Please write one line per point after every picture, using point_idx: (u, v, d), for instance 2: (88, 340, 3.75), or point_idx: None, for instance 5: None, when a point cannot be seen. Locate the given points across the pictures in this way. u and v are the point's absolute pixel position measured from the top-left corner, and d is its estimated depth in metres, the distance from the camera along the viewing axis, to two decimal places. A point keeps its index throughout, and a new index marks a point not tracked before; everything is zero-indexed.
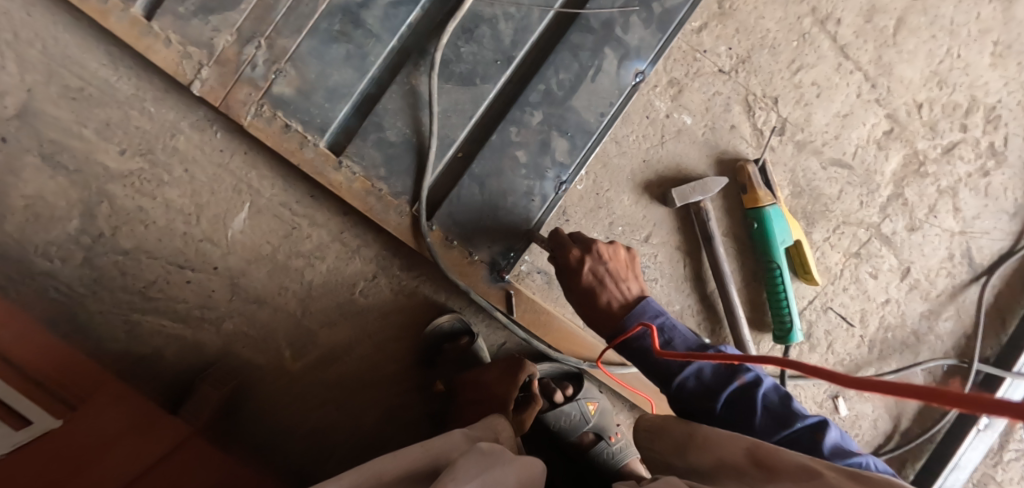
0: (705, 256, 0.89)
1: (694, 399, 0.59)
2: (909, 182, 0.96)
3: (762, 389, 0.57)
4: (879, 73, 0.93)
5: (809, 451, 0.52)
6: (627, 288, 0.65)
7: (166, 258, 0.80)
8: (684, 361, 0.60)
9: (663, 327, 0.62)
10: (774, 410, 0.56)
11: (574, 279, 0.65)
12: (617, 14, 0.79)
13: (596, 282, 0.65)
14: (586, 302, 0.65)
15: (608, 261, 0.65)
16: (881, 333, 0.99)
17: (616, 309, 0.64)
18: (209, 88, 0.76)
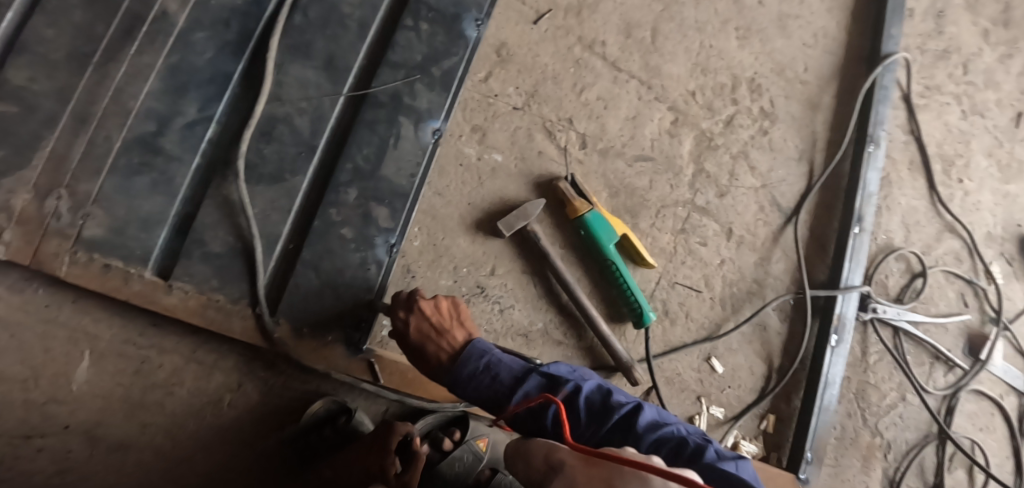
0: (549, 272, 0.96)
1: (527, 421, 0.61)
2: (705, 156, 1.11)
3: (583, 394, 0.61)
4: (650, 76, 1.09)
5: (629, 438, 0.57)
6: (451, 339, 0.66)
7: (8, 432, 0.78)
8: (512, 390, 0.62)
9: (489, 365, 0.64)
10: (595, 409, 0.60)
11: (404, 341, 0.67)
12: (401, 85, 0.88)
13: (422, 340, 0.66)
14: (419, 359, 0.67)
15: (431, 316, 0.67)
16: (727, 290, 1.12)
17: (445, 361, 0.65)
18: (15, 249, 0.75)
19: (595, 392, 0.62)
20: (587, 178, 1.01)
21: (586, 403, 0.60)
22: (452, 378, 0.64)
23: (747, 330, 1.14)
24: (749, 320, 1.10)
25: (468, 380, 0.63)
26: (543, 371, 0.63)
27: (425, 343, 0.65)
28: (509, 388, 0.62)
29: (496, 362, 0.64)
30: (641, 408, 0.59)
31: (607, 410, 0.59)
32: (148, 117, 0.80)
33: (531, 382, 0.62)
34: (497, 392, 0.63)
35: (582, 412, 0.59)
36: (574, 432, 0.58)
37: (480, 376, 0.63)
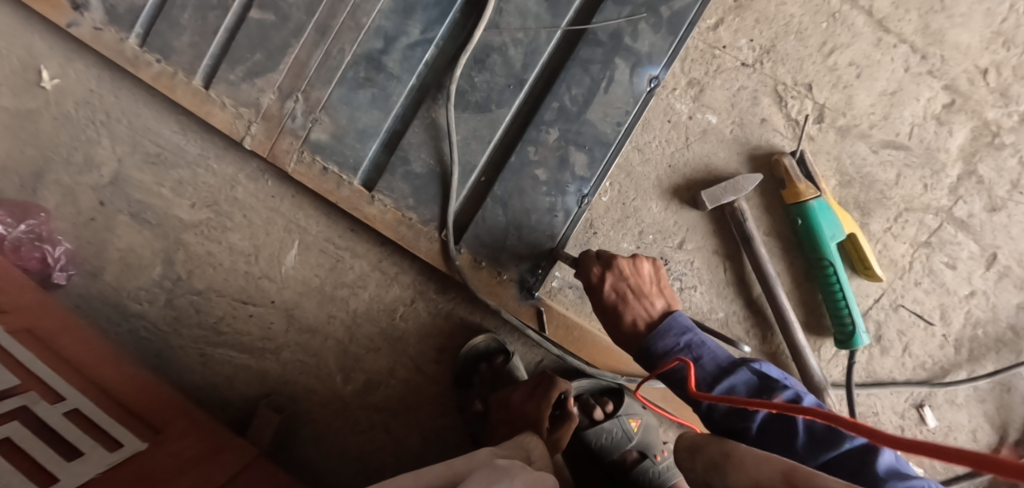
0: (745, 258, 0.84)
1: (727, 419, 0.58)
2: (982, 156, 0.87)
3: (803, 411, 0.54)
4: (928, 42, 0.85)
5: (859, 475, 0.48)
6: (650, 305, 0.68)
7: (232, 295, 0.92)
8: (715, 379, 0.60)
9: (691, 346, 0.63)
10: (817, 434, 0.52)
11: (599, 297, 0.70)
12: (624, 24, 0.79)
13: (616, 300, 0.69)
14: (612, 319, 0.69)
15: (630, 277, 0.69)
16: (969, 330, 0.88)
17: (639, 326, 0.67)
18: (259, 141, 0.84)
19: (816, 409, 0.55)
20: (815, 158, 0.86)
21: (807, 423, 0.53)
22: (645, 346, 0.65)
23: (983, 386, 0.90)
24: (992, 375, 0.86)
25: (664, 353, 0.64)
26: (755, 369, 0.59)
27: (621, 301, 0.68)
28: (711, 376, 0.60)
29: (698, 343, 0.63)
30: (881, 449, 0.49)
31: (833, 439, 0.51)
32: (377, 35, 0.82)
33: (739, 378, 0.59)
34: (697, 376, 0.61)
35: (799, 430, 0.53)
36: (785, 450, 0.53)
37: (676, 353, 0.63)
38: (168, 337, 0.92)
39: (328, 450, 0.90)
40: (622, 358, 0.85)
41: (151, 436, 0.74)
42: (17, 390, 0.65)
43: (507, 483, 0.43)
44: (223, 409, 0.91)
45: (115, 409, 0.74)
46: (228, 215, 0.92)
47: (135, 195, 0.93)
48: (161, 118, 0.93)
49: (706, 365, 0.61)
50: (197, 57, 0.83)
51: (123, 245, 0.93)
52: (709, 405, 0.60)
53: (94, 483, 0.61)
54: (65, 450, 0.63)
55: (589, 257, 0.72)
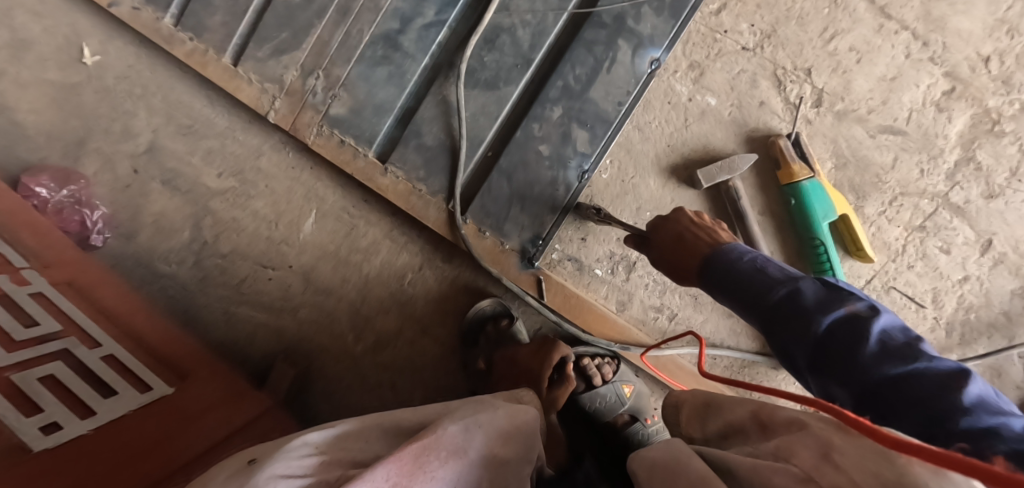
0: (739, 236, 0.88)
1: (749, 284, 0.56)
2: (981, 143, 0.88)
3: (812, 294, 0.50)
4: (930, 29, 0.86)
5: (848, 342, 0.43)
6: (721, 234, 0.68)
7: (254, 259, 0.98)
8: (752, 264, 0.58)
9: (756, 262, 0.58)
10: (891, 348, 0.42)
11: (675, 230, 0.72)
12: (627, 8, 0.82)
13: (683, 231, 0.71)
14: (683, 245, 0.69)
15: (699, 221, 0.71)
16: (961, 314, 0.90)
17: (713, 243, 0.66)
18: (282, 115, 0.90)
19: (818, 294, 0.49)
20: (811, 140, 0.88)
21: (813, 298, 0.49)
22: (717, 261, 0.62)
23: (973, 369, 0.92)
24: (982, 358, 0.88)
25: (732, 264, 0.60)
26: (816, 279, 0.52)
27: (691, 234, 0.69)
28: (754, 267, 0.57)
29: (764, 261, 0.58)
30: (867, 321, 0.44)
31: (908, 353, 0.41)
32: (394, 16, 0.87)
33: (808, 290, 0.50)
34: (752, 277, 0.56)
35: (869, 335, 0.43)
36: (790, 312, 0.50)
37: (743, 264, 0.59)
38: (194, 296, 0.99)
39: (339, 405, 0.96)
40: (616, 327, 0.89)
41: (177, 382, 0.82)
42: (60, 334, 0.72)
43: (491, 413, 0.48)
44: (243, 364, 0.98)
45: (145, 357, 0.82)
46: (252, 184, 0.98)
47: (168, 164, 1.00)
48: (193, 92, 1.00)
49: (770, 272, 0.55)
50: (227, 35, 0.90)
51: (156, 209, 1.00)
52: (748, 268, 0.58)
53: (127, 419, 0.69)
54: (101, 388, 0.71)
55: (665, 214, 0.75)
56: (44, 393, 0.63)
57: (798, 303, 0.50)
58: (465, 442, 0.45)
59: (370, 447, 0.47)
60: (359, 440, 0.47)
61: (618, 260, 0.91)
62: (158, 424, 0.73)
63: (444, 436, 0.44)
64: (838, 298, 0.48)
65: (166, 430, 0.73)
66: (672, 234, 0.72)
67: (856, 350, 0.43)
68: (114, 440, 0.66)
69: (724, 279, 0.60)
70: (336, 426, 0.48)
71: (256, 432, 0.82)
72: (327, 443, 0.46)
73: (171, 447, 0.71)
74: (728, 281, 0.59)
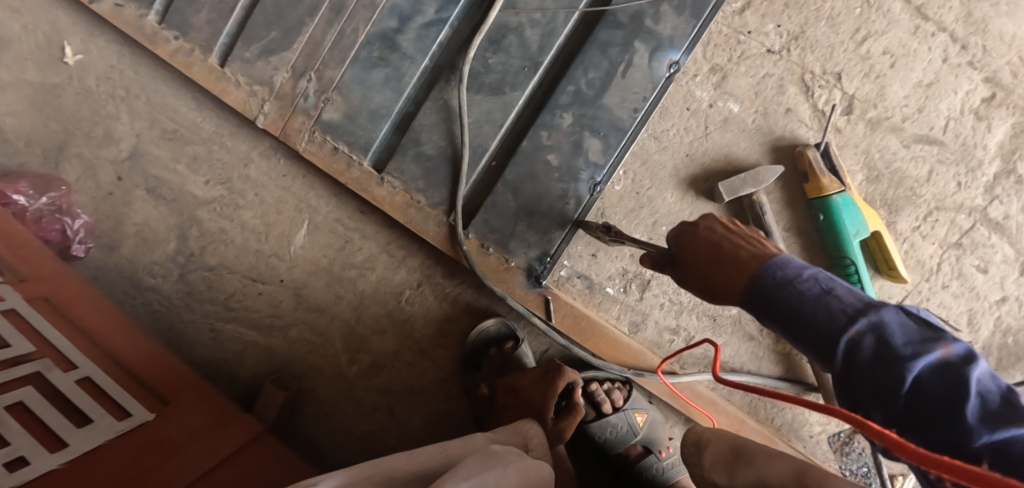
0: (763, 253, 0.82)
1: (812, 315, 0.42)
2: (1022, 154, 0.82)
3: (898, 329, 0.38)
4: (970, 31, 0.80)
5: (954, 407, 0.34)
6: (760, 245, 0.51)
7: (242, 273, 0.92)
8: (814, 285, 0.43)
9: (817, 280, 0.44)
10: (999, 413, 0.33)
11: (698, 240, 0.55)
12: (645, 6, 0.76)
13: (716, 238, 0.54)
14: (713, 260, 0.52)
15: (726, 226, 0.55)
16: (998, 338, 0.84)
17: (752, 261, 0.49)
18: (272, 120, 0.84)
19: (905, 332, 0.38)
20: (840, 151, 0.82)
21: (901, 336, 0.38)
22: (762, 279, 0.46)
23: None
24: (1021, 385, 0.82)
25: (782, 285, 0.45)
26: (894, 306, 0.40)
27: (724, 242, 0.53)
28: (816, 288, 0.43)
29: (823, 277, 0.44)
30: (972, 372, 0.34)
31: (1019, 420, 0.32)
32: (392, 14, 0.80)
33: (892, 325, 0.38)
34: (814, 304, 0.42)
35: (969, 394, 0.34)
36: (871, 360, 0.38)
37: (797, 281, 0.44)
38: (179, 311, 0.93)
39: (333, 430, 0.91)
40: (629, 352, 0.83)
41: (158, 407, 0.76)
42: (33, 356, 0.67)
43: (499, 472, 0.42)
44: (231, 385, 0.92)
45: (125, 380, 0.76)
46: (241, 193, 0.92)
47: (151, 171, 0.94)
48: (178, 95, 0.94)
49: (842, 295, 0.42)
50: (213, 34, 0.83)
51: (139, 219, 0.94)
52: (805, 292, 0.43)
53: (102, 450, 0.63)
54: (75, 416, 0.65)
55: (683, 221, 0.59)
56: (10, 424, 0.58)
57: (881, 343, 0.38)
58: None
59: None
60: None
61: (632, 278, 0.85)
62: (137, 455, 0.67)
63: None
64: (928, 337, 0.38)
65: (144, 462, 0.66)
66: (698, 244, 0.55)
67: (963, 416, 0.33)
68: (88, 473, 0.60)
69: (773, 305, 0.45)
70: None
71: (242, 463, 0.76)
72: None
73: (153, 481, 0.64)
74: (776, 303, 0.45)
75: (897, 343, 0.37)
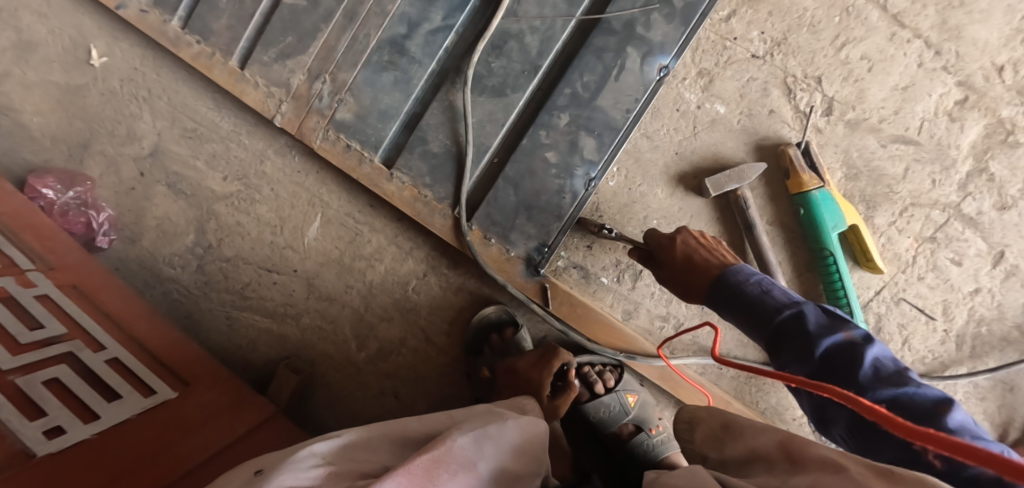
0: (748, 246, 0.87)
1: (756, 310, 0.58)
2: (994, 154, 0.87)
3: (813, 319, 0.53)
4: (944, 38, 0.85)
5: (850, 370, 0.48)
6: (720, 256, 0.67)
7: (258, 263, 0.98)
8: (759, 288, 0.59)
9: (761, 283, 0.60)
10: (886, 376, 0.46)
11: (670, 251, 0.70)
12: (637, 14, 0.81)
13: (691, 248, 0.68)
14: (687, 268, 0.67)
15: (697, 238, 0.70)
16: (972, 327, 0.89)
17: (715, 268, 0.65)
18: (287, 119, 0.89)
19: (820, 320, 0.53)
20: (821, 150, 0.87)
21: (815, 323, 0.53)
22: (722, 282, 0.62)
23: (984, 383, 0.91)
24: (993, 371, 0.87)
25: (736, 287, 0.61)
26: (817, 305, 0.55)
27: (698, 252, 0.67)
28: (759, 290, 0.59)
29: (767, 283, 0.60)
30: (863, 346, 0.49)
31: (901, 383, 0.45)
32: (401, 21, 0.86)
33: (810, 317, 0.53)
34: (759, 301, 0.58)
35: (865, 363, 0.47)
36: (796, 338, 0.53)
37: (745, 286, 0.60)
38: (197, 300, 0.98)
39: (343, 412, 0.96)
40: (622, 336, 0.88)
41: (180, 387, 0.81)
42: (65, 336, 0.72)
43: (502, 425, 0.47)
44: (246, 370, 0.97)
45: (150, 361, 0.82)
46: (256, 188, 0.98)
47: (172, 168, 1.00)
48: (198, 95, 0.99)
49: (775, 295, 0.57)
50: (233, 39, 0.89)
51: (160, 213, 0.99)
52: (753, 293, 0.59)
53: (128, 425, 0.69)
54: (105, 392, 0.70)
55: (658, 232, 0.73)
56: (48, 398, 0.64)
57: (801, 326, 0.53)
58: (475, 456, 0.43)
59: (376, 456, 0.46)
60: (366, 450, 0.46)
61: (624, 268, 0.91)
62: (160, 431, 0.72)
63: (455, 448, 0.42)
64: (837, 325, 0.52)
65: (166, 438, 0.72)
66: (677, 252, 0.69)
67: (856, 374, 0.47)
68: (114, 446, 0.65)
69: (733, 302, 0.60)
70: (340, 436, 0.47)
71: (257, 441, 0.81)
72: (333, 453, 0.45)
73: (170, 458, 0.70)
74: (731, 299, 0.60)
75: (812, 326, 0.52)
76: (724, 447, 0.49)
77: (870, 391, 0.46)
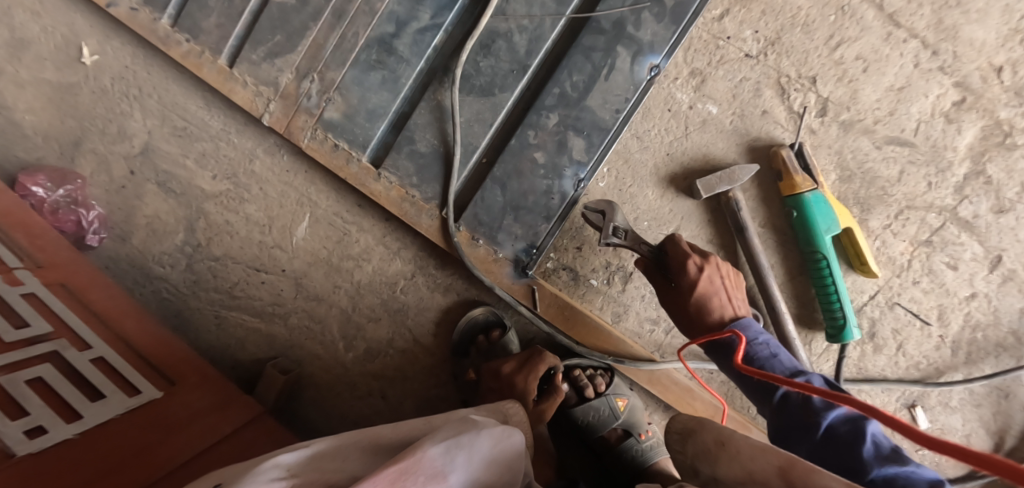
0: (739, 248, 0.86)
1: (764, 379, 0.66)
2: (991, 156, 0.85)
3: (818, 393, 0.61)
4: (941, 38, 0.83)
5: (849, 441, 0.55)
6: (733, 301, 0.73)
7: (246, 263, 0.97)
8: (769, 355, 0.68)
9: (767, 345, 0.69)
10: (885, 453, 0.52)
11: (688, 287, 0.72)
12: (627, 13, 0.80)
13: (711, 291, 0.72)
14: (702, 310, 0.72)
15: (723, 274, 0.73)
16: (967, 332, 0.88)
17: (724, 318, 0.72)
18: (276, 118, 0.89)
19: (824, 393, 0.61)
20: (814, 151, 0.86)
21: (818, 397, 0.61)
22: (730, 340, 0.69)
23: (980, 390, 0.89)
24: (989, 378, 0.86)
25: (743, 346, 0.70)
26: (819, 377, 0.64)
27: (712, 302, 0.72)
28: (766, 355, 0.68)
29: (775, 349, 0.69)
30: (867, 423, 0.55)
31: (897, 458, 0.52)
32: (389, 19, 0.85)
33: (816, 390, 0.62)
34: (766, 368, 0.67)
35: (867, 440, 0.54)
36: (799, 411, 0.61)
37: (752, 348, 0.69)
38: (186, 299, 0.98)
39: (331, 412, 0.95)
40: (610, 339, 0.87)
41: (166, 386, 0.81)
42: (51, 335, 0.72)
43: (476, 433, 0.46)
44: (234, 369, 0.97)
45: (135, 360, 0.81)
46: (246, 187, 0.97)
47: (162, 166, 0.99)
48: (188, 93, 0.99)
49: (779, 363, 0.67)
50: (222, 37, 0.88)
51: (149, 211, 0.99)
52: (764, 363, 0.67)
53: (111, 425, 0.68)
54: (89, 391, 0.70)
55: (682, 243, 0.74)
56: (31, 397, 0.63)
57: (807, 398, 0.61)
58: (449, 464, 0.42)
59: (347, 465, 0.45)
60: (335, 460, 0.45)
61: (614, 270, 0.90)
62: (143, 431, 0.72)
63: (424, 458, 0.41)
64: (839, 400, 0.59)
65: (150, 438, 0.72)
66: (695, 289, 0.72)
67: (856, 447, 0.54)
68: (96, 446, 0.65)
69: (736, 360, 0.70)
70: (309, 447, 0.46)
71: (243, 441, 0.81)
72: (300, 465, 0.43)
73: (154, 457, 0.69)
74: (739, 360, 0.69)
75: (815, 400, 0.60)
76: (719, 464, 0.48)
77: (871, 470, 0.52)
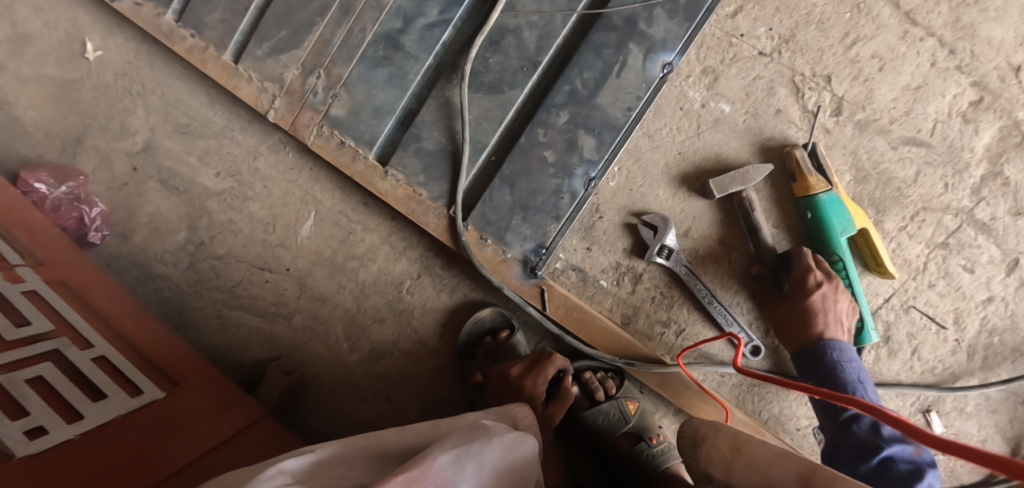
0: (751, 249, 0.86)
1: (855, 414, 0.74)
2: (1009, 157, 0.83)
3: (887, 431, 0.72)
4: (958, 36, 0.82)
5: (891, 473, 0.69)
6: (839, 327, 0.78)
7: (250, 262, 0.96)
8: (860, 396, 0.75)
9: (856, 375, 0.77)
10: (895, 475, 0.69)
11: (805, 295, 0.78)
12: (640, 9, 0.79)
13: (819, 307, 0.77)
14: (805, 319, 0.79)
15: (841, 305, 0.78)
16: (984, 337, 0.86)
17: (823, 336, 0.78)
18: (281, 115, 0.88)
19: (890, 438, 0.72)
20: (829, 151, 0.85)
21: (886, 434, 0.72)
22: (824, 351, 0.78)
23: (995, 395, 0.87)
24: (1006, 383, 0.84)
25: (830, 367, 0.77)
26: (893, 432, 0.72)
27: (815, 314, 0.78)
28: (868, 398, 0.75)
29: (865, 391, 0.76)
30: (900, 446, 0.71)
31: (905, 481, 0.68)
32: (396, 15, 0.84)
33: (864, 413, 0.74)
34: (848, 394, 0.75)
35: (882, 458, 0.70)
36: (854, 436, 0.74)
37: (840, 363, 0.77)
38: (188, 298, 0.96)
39: (334, 414, 0.94)
40: (619, 341, 0.85)
41: (168, 387, 0.79)
42: (51, 333, 0.70)
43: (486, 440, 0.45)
44: (236, 370, 0.95)
45: (137, 359, 0.80)
46: (249, 185, 0.96)
47: (164, 163, 0.98)
48: (191, 90, 0.97)
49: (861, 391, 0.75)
50: (227, 32, 0.87)
51: (151, 209, 0.98)
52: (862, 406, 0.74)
53: (112, 426, 0.67)
54: (90, 391, 0.69)
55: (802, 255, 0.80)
56: (31, 396, 0.62)
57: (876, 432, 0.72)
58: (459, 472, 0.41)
59: (351, 473, 0.43)
60: (339, 467, 0.43)
61: (624, 271, 0.88)
62: (144, 432, 0.70)
63: (436, 466, 0.39)
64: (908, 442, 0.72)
65: (151, 439, 0.70)
66: (806, 300, 0.78)
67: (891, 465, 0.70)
68: (96, 448, 0.64)
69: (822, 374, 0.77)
70: (313, 453, 0.44)
71: (245, 442, 0.79)
72: (304, 471, 0.42)
73: (155, 459, 0.68)
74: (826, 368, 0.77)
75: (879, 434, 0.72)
76: (735, 470, 0.47)
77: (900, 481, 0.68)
